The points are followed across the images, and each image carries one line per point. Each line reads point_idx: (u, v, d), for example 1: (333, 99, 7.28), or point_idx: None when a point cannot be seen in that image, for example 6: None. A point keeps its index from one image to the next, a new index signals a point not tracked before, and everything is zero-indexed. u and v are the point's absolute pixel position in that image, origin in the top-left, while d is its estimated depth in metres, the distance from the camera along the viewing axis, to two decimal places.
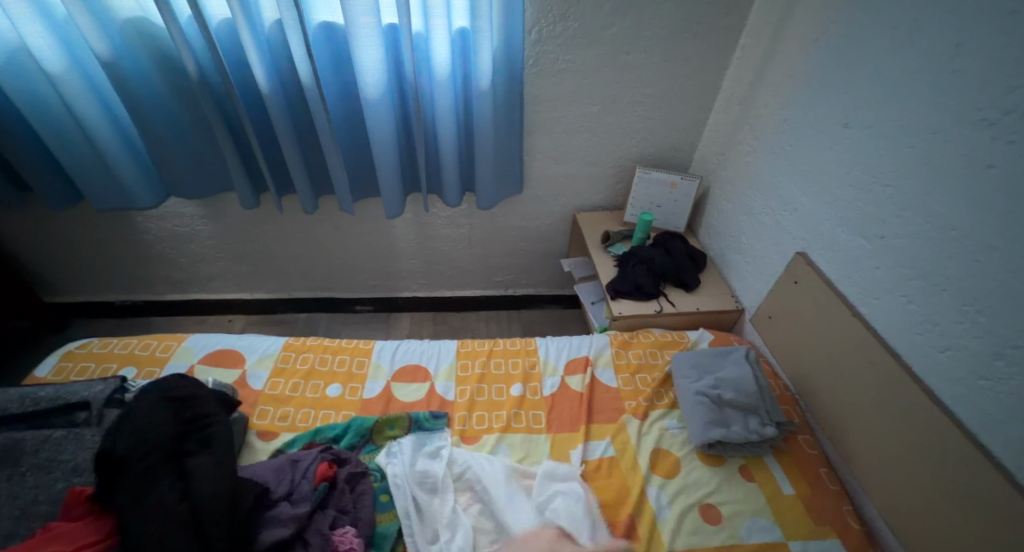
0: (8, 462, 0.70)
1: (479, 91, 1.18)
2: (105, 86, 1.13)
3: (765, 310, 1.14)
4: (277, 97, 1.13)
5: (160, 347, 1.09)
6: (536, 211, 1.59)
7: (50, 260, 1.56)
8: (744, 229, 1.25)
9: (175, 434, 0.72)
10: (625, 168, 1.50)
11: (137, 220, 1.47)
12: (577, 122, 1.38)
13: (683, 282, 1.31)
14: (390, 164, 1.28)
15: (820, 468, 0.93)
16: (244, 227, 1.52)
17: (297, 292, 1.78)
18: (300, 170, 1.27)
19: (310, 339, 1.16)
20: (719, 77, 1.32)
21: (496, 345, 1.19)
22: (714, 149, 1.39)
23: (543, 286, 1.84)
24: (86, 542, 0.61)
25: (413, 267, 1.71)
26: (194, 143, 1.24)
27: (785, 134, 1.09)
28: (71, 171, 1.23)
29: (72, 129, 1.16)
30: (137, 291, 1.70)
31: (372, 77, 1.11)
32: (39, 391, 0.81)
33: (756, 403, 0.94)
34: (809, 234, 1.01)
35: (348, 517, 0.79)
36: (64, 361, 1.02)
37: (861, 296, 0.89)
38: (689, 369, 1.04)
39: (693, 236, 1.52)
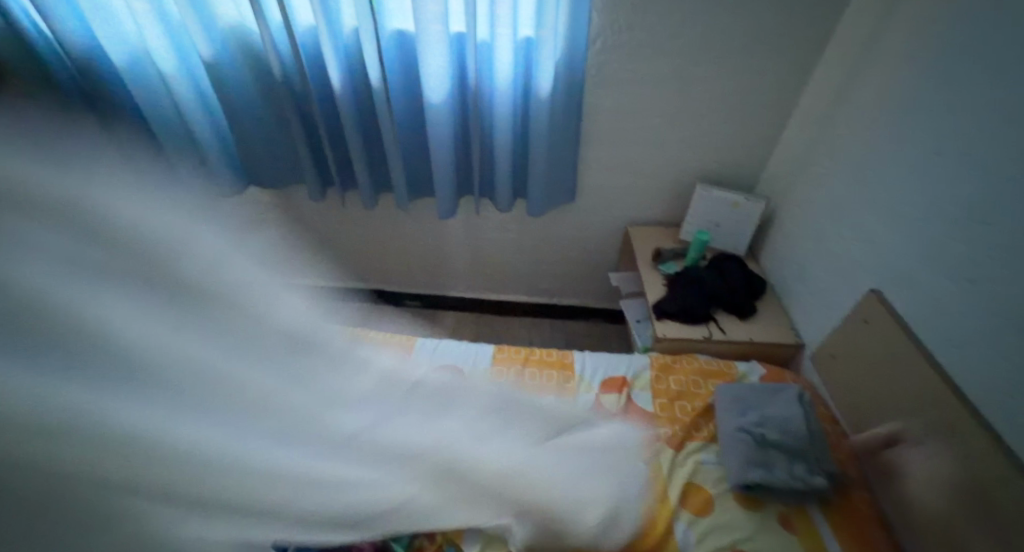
0: None
1: (537, 99, 1.18)
2: (205, 82, 1.26)
3: (827, 348, 1.04)
4: (348, 96, 1.20)
5: None
6: (587, 222, 1.57)
7: None
8: (811, 257, 1.15)
9: None
10: (685, 184, 1.44)
11: None
12: (635, 133, 1.34)
13: (736, 309, 1.23)
14: (445, 166, 1.31)
15: (876, 530, 0.84)
16: (311, 217, 1.63)
17: (352, 282, 1.87)
18: (361, 166, 1.34)
19: (355, 329, 1.21)
20: (797, 93, 1.23)
21: (533, 354, 1.18)
22: (784, 168, 1.29)
23: (589, 298, 1.81)
24: None
25: (460, 268, 1.75)
26: (272, 136, 1.35)
27: (866, 156, 0.99)
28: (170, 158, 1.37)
29: (175, 118, 1.30)
30: None
31: (435, 82, 1.15)
32: None
33: (806, 449, 0.86)
34: (885, 269, 0.91)
35: None
36: None
37: (943, 344, 0.79)
38: (731, 403, 0.97)
39: (754, 260, 1.42)
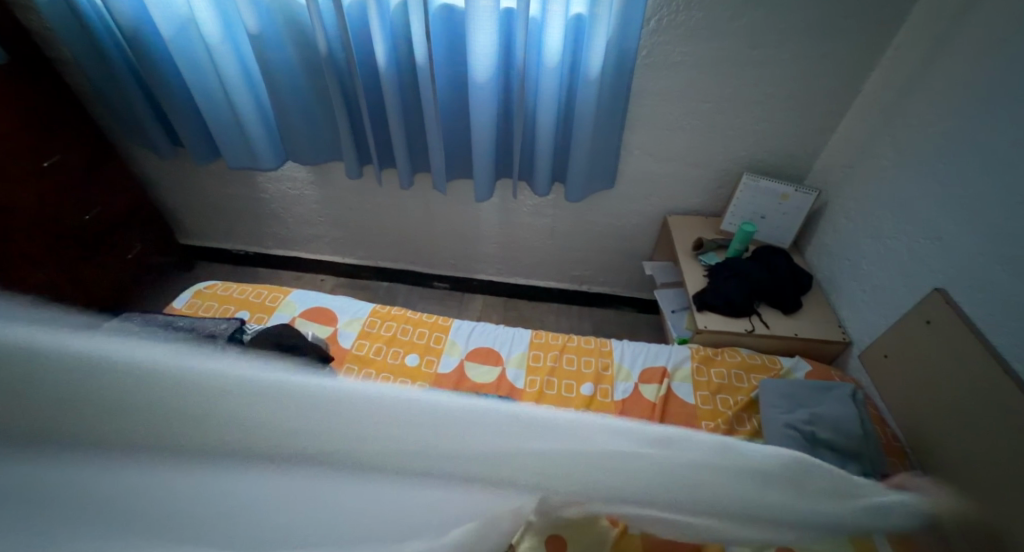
0: None
1: (587, 80, 1.15)
2: (248, 55, 1.25)
3: (880, 347, 1.02)
4: (391, 73, 1.17)
5: (269, 297, 1.19)
6: (625, 209, 1.54)
7: (186, 207, 1.78)
8: (866, 253, 1.11)
9: None
10: (730, 173, 1.40)
11: (257, 179, 1.63)
12: (683, 119, 1.30)
13: (781, 304, 1.20)
14: (486, 147, 1.29)
15: None
16: (346, 195, 1.63)
17: (382, 261, 1.88)
18: (402, 146, 1.32)
19: (394, 309, 1.21)
20: (859, 80, 1.17)
21: (571, 341, 1.17)
22: (840, 160, 1.25)
23: (620, 286, 1.79)
24: None
25: (492, 252, 1.74)
26: (313, 111, 1.34)
27: (938, 149, 0.94)
28: (211, 126, 1.37)
29: (216, 89, 1.29)
30: (249, 243, 1.89)
31: (483, 60, 1.12)
32: (179, 321, 0.90)
33: (858, 449, 0.84)
34: (952, 267, 0.88)
35: None
36: (195, 298, 1.16)
37: (1019, 350, 0.76)
38: (779, 399, 0.95)
39: (798, 254, 1.38)
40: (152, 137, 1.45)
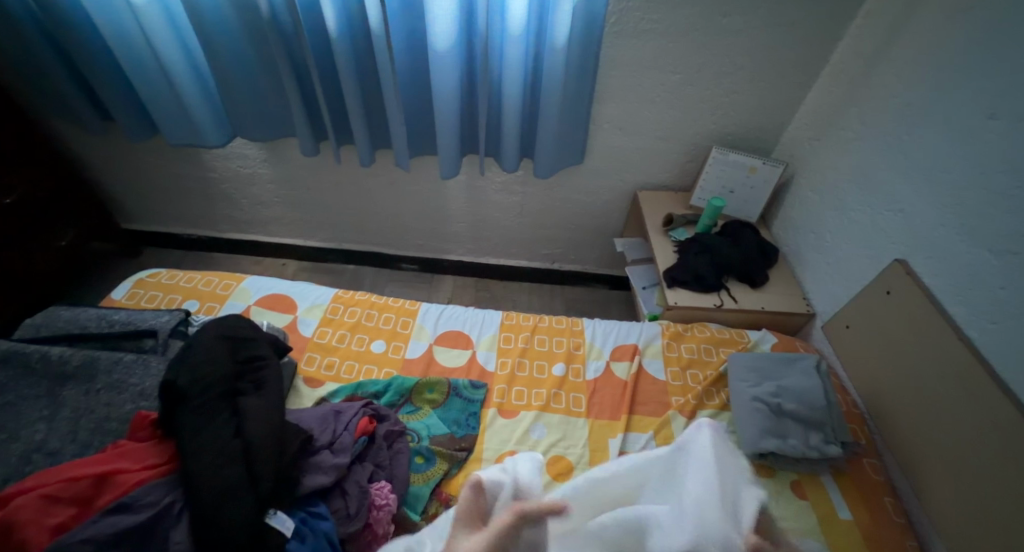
0: (86, 377, 0.72)
1: (554, 50, 1.09)
2: (181, 17, 1.13)
3: (842, 318, 1.04)
4: (344, 40, 1.08)
5: (221, 285, 1.11)
6: (595, 184, 1.51)
7: (126, 188, 1.64)
8: (831, 226, 1.12)
9: (232, 372, 0.72)
10: (699, 147, 1.39)
11: (204, 157, 1.51)
12: (653, 90, 1.27)
13: (748, 278, 1.21)
14: (450, 122, 1.23)
15: (885, 496, 0.85)
16: (303, 173, 1.53)
17: (346, 244, 1.79)
18: (360, 121, 1.24)
19: (358, 294, 1.16)
20: (828, 50, 1.16)
21: (542, 322, 1.15)
22: (807, 132, 1.25)
23: (591, 263, 1.77)
24: (150, 463, 0.62)
25: (460, 231, 1.69)
26: (259, 82, 1.23)
27: (903, 120, 0.94)
28: (145, 99, 1.25)
29: (147, 56, 1.16)
30: (200, 226, 1.77)
31: (443, 26, 1.04)
32: (114, 313, 0.82)
33: (822, 419, 0.87)
34: (914, 239, 0.89)
35: (384, 472, 0.81)
36: (136, 287, 1.07)
37: (974, 318, 0.78)
38: (747, 372, 0.96)
39: (765, 228, 1.39)
40: (78, 111, 1.31)
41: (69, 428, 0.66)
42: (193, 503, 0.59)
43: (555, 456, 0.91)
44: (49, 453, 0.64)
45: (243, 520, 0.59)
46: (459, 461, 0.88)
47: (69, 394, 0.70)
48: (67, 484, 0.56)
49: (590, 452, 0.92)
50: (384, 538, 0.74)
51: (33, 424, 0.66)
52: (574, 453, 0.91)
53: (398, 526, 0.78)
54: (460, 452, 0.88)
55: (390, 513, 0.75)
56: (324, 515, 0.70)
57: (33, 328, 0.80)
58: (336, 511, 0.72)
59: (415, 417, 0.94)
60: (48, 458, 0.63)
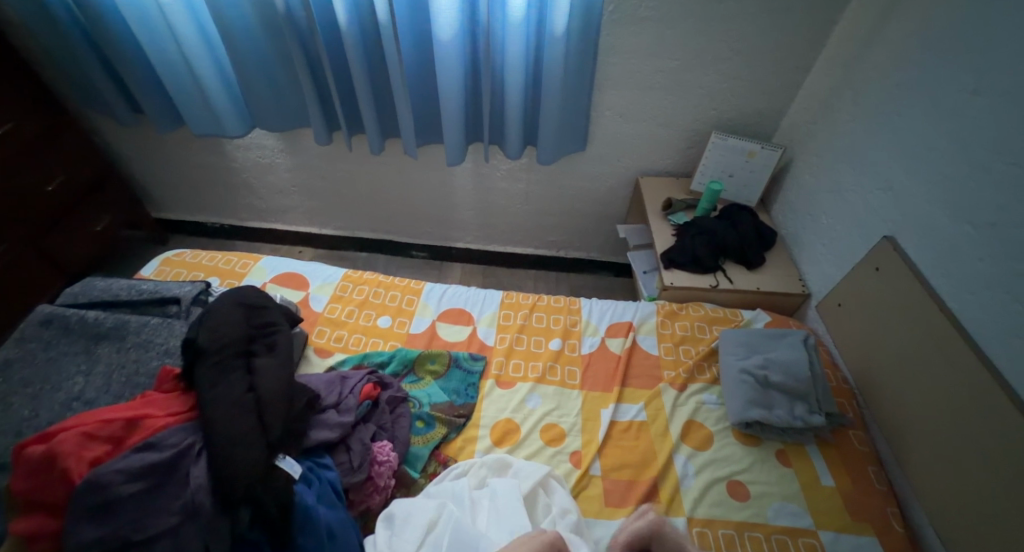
0: (118, 337, 0.79)
1: (553, 39, 1.13)
2: (205, 15, 1.21)
3: (836, 296, 1.07)
4: (354, 33, 1.14)
5: (239, 264, 1.19)
6: (598, 171, 1.54)
7: (155, 178, 1.75)
8: (826, 207, 1.14)
9: (245, 335, 0.79)
10: (699, 133, 1.41)
11: (226, 148, 1.60)
12: (652, 77, 1.30)
13: (745, 259, 1.23)
14: (455, 111, 1.28)
15: (868, 465, 0.88)
16: (317, 163, 1.61)
17: (359, 232, 1.87)
18: (370, 111, 1.31)
19: (366, 273, 1.22)
20: (825, 33, 1.17)
21: (541, 300, 1.19)
22: (806, 116, 1.26)
23: (595, 250, 1.80)
24: (173, 411, 0.69)
25: (467, 218, 1.74)
26: (276, 75, 1.31)
27: (895, 99, 0.96)
28: (172, 93, 1.34)
29: (173, 50, 1.25)
30: (222, 215, 1.86)
31: (446, 17, 1.09)
32: (142, 283, 0.90)
33: (806, 390, 0.90)
34: (903, 216, 0.91)
35: (386, 433, 0.87)
36: (162, 265, 1.15)
37: (955, 291, 0.80)
38: (737, 346, 1.00)
39: (765, 212, 1.41)
40: (111, 105, 1.41)
41: (103, 380, 0.74)
42: (211, 445, 0.65)
43: (548, 423, 0.95)
44: (87, 401, 0.71)
45: (255, 461, 0.66)
46: (458, 426, 0.93)
47: (103, 352, 0.78)
48: (102, 425, 0.63)
49: (582, 420, 0.96)
50: (386, 491, 0.80)
51: (72, 377, 0.74)
52: (567, 421, 0.96)
53: (399, 483, 0.84)
54: (458, 418, 0.94)
55: (391, 468, 0.80)
56: (329, 465, 0.76)
57: (71, 296, 0.89)
58: (341, 463, 0.79)
59: (418, 386, 1.00)
60: (86, 406, 0.71)
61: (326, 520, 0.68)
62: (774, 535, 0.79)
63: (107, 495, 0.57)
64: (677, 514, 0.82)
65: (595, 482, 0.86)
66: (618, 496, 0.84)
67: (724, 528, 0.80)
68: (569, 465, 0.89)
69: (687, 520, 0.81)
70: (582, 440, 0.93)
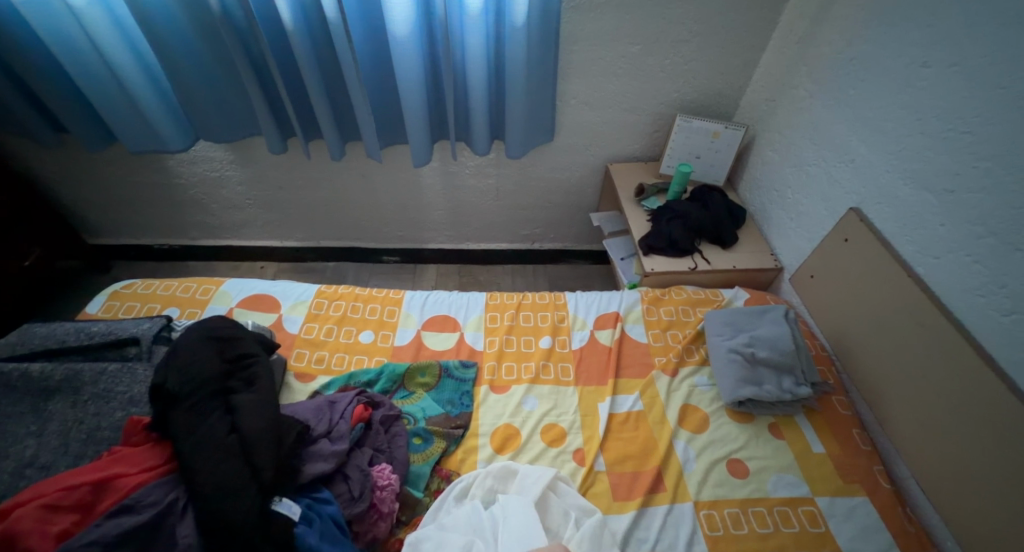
0: (71, 390, 0.72)
1: (514, 29, 1.09)
2: (128, 20, 1.09)
3: (808, 269, 1.11)
4: (301, 33, 1.06)
5: (200, 290, 1.10)
6: (566, 161, 1.53)
7: (88, 202, 1.60)
8: (792, 182, 1.18)
9: (221, 371, 0.73)
10: (664, 116, 1.42)
11: (168, 164, 1.47)
12: (615, 63, 1.29)
13: (719, 239, 1.25)
14: (418, 108, 1.22)
15: (853, 428, 0.93)
16: (272, 172, 1.51)
17: (324, 241, 1.78)
18: (326, 115, 1.23)
19: (342, 288, 1.16)
20: (778, 11, 1.19)
21: (525, 299, 1.18)
22: (764, 94, 1.29)
23: (570, 240, 1.80)
24: (148, 465, 0.63)
25: (438, 218, 1.69)
26: (218, 82, 1.21)
27: (850, 74, 0.99)
28: (99, 108, 1.21)
29: (95, 62, 1.13)
30: (171, 236, 1.73)
31: (400, 11, 1.03)
32: (93, 325, 0.82)
33: (793, 363, 0.93)
34: (867, 187, 0.95)
35: (384, 455, 0.84)
36: (112, 300, 1.05)
37: (921, 256, 0.84)
38: (722, 327, 1.02)
39: (732, 190, 1.44)
40: (27, 124, 1.26)
41: (60, 439, 0.67)
42: (197, 498, 0.60)
43: (548, 424, 0.94)
44: (43, 467, 0.64)
45: (249, 509, 0.61)
46: (456, 438, 0.90)
47: (56, 408, 0.70)
48: (65, 493, 0.56)
49: (581, 417, 0.95)
50: (391, 517, 0.76)
51: (22, 440, 0.66)
52: (566, 419, 0.95)
53: (403, 505, 0.81)
54: (456, 430, 0.91)
55: (393, 492, 0.77)
56: (329, 499, 0.72)
57: (8, 347, 0.79)
58: (340, 494, 0.75)
59: (410, 401, 0.97)
60: (42, 471, 0.64)
61: None
62: (775, 507, 0.82)
63: None
64: (683, 499, 0.83)
65: (601, 478, 0.86)
66: (625, 489, 0.85)
67: (729, 507, 0.82)
68: (573, 464, 0.88)
69: (693, 504, 0.83)
70: (583, 437, 0.92)
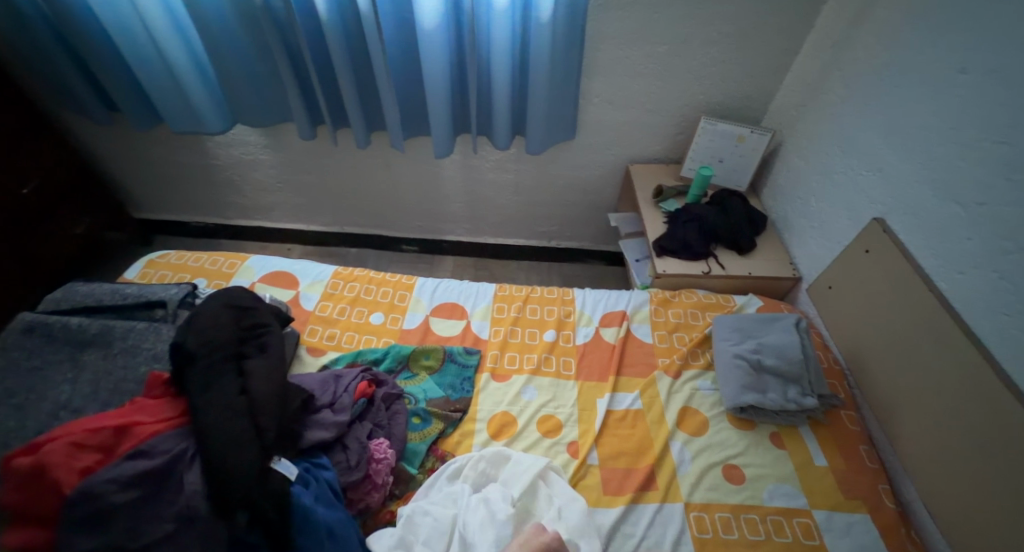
0: (104, 343, 0.78)
1: (538, 26, 1.11)
2: (179, 7, 1.17)
3: (826, 279, 1.08)
4: (335, 25, 1.11)
5: (226, 264, 1.17)
6: (587, 159, 1.53)
7: (135, 177, 1.70)
8: (816, 190, 1.15)
9: (236, 337, 0.78)
10: (689, 118, 1.40)
11: (208, 145, 1.56)
12: (640, 62, 1.28)
13: (736, 244, 1.23)
14: (442, 101, 1.26)
15: (860, 445, 0.90)
16: (302, 158, 1.58)
17: (348, 227, 1.84)
18: (355, 104, 1.28)
19: (357, 270, 1.21)
20: (814, 14, 1.17)
21: (534, 292, 1.19)
22: (794, 99, 1.26)
23: (587, 239, 1.80)
24: (164, 417, 0.68)
25: (457, 211, 1.72)
26: (257, 69, 1.27)
27: (884, 80, 0.96)
28: (149, 89, 1.30)
29: (147, 46, 1.21)
30: (207, 213, 1.83)
31: (429, 6, 1.07)
32: (126, 287, 0.88)
33: (799, 373, 0.91)
34: (893, 197, 0.92)
35: (383, 431, 0.87)
36: (147, 267, 1.13)
37: (944, 271, 0.81)
38: (730, 332, 1.01)
39: (755, 197, 1.42)
40: (85, 102, 1.36)
41: (91, 387, 0.73)
42: (204, 449, 0.65)
43: (545, 415, 0.95)
44: (75, 410, 0.70)
45: (250, 464, 0.65)
46: (454, 421, 0.93)
47: (89, 359, 0.76)
48: (90, 434, 0.62)
49: (579, 411, 0.96)
50: (385, 488, 0.79)
51: (58, 385, 0.73)
52: (563, 412, 0.96)
53: (397, 479, 0.84)
54: (455, 413, 0.94)
55: (388, 465, 0.80)
56: (326, 465, 0.76)
57: (53, 302, 0.86)
58: (338, 462, 0.78)
59: (413, 382, 1.00)
60: (74, 415, 0.70)
61: (325, 519, 0.69)
62: (769, 516, 0.81)
63: (100, 505, 0.56)
64: (674, 499, 0.83)
65: (592, 471, 0.87)
66: (616, 484, 0.85)
67: (720, 511, 0.81)
68: (566, 455, 0.89)
69: (684, 505, 0.82)
70: (579, 430, 0.93)
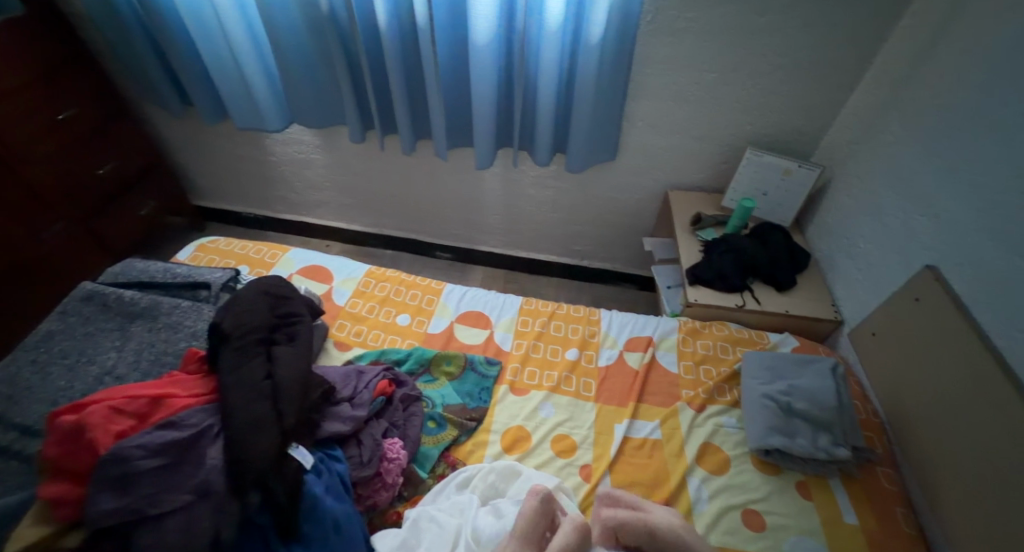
0: (151, 316, 0.83)
1: (587, 48, 1.13)
2: (253, 14, 1.26)
3: (869, 325, 1.02)
4: (393, 36, 1.17)
5: (269, 254, 1.22)
6: (627, 182, 1.52)
7: (198, 167, 1.83)
8: (865, 231, 1.10)
9: (269, 323, 0.82)
10: (734, 148, 1.38)
11: (266, 141, 1.66)
12: (688, 89, 1.28)
13: (774, 280, 1.19)
14: (487, 115, 1.29)
15: (896, 506, 0.84)
16: (350, 160, 1.65)
17: (387, 230, 1.90)
18: (404, 113, 1.33)
19: (390, 271, 1.24)
20: (874, 51, 1.13)
21: (560, 309, 1.19)
22: (847, 136, 1.22)
23: (620, 262, 1.78)
24: (195, 393, 0.72)
25: (493, 223, 1.75)
26: (317, 74, 1.35)
27: (945, 121, 0.91)
28: (219, 86, 1.40)
29: (222, 47, 1.31)
30: (258, 206, 1.93)
31: (482, 24, 1.11)
32: (177, 267, 0.94)
33: (832, 420, 0.86)
34: (948, 245, 0.87)
35: (398, 431, 0.88)
36: (198, 251, 1.20)
37: (1000, 327, 0.76)
38: (760, 370, 0.97)
39: (799, 233, 1.37)
40: (162, 95, 1.48)
41: (134, 356, 0.78)
42: (227, 427, 0.67)
43: (560, 434, 0.94)
44: (118, 376, 0.75)
45: (267, 447, 0.67)
46: (468, 430, 0.93)
47: (136, 330, 0.81)
48: (128, 400, 0.66)
49: (595, 434, 0.94)
50: (394, 488, 0.80)
51: (106, 351, 0.78)
52: (579, 433, 0.94)
53: (407, 481, 0.84)
54: (470, 421, 0.94)
55: (400, 466, 0.81)
56: (340, 458, 0.77)
57: (112, 275, 0.93)
58: (351, 457, 0.80)
59: (432, 386, 1.00)
60: (116, 381, 0.74)
61: (333, 511, 0.70)
62: None
63: (127, 469, 0.59)
64: None
65: None
66: None
67: None
68: (578, 478, 0.87)
69: None
70: (594, 454, 0.91)
